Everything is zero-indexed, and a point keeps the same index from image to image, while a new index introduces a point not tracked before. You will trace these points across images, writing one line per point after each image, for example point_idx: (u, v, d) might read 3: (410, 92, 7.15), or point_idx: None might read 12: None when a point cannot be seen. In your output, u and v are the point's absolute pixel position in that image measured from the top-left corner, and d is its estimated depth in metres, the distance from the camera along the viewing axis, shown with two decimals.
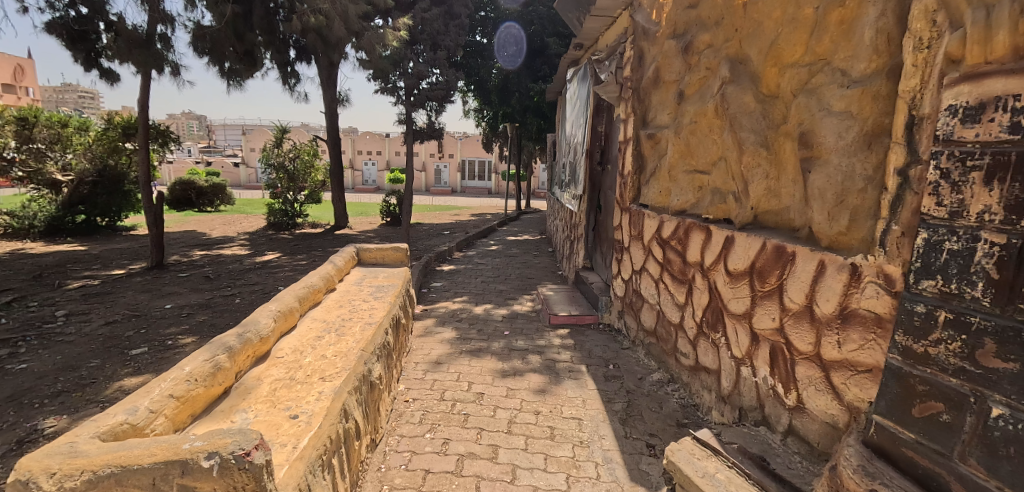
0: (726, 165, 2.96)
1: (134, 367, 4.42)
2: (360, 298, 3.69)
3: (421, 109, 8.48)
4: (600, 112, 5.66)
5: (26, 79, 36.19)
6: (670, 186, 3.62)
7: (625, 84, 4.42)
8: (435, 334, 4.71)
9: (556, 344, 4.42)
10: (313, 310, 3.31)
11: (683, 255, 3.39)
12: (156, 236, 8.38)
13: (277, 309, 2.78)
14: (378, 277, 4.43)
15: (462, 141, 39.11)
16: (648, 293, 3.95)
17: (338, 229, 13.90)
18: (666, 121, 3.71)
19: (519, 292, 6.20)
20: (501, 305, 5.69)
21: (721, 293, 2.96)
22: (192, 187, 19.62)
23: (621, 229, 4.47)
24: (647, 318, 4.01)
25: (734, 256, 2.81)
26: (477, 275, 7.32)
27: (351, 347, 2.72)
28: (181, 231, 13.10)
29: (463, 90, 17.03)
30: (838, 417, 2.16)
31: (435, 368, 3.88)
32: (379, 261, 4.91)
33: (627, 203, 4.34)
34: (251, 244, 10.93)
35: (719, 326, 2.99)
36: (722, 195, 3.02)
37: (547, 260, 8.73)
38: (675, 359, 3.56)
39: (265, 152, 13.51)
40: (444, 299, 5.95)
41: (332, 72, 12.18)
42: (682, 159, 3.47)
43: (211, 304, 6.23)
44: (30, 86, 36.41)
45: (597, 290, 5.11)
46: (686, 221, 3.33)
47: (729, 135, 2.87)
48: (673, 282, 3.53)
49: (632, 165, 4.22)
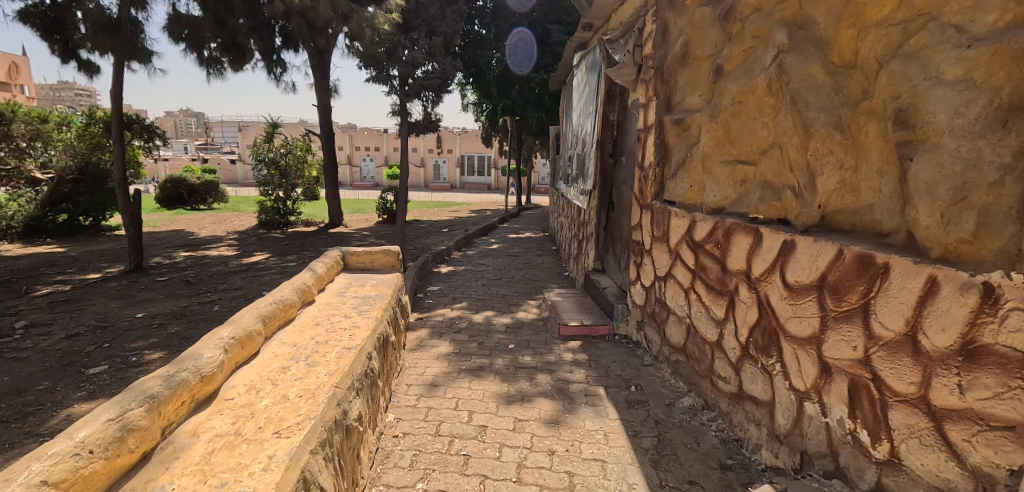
0: (782, 153, 2.41)
1: (89, 390, 3.89)
2: (342, 314, 3.14)
3: (416, 99, 7.81)
4: (612, 99, 5.11)
5: (20, 76, 35.52)
6: (702, 180, 3.08)
7: (645, 64, 3.86)
8: (431, 348, 4.16)
9: (568, 360, 3.88)
10: (282, 331, 2.78)
11: (721, 261, 2.85)
12: (134, 237, 7.81)
13: (231, 335, 2.25)
14: (365, 285, 3.88)
15: (461, 136, 38.56)
16: (676, 304, 3.42)
17: (333, 228, 13.34)
18: (698, 104, 3.15)
19: (523, 297, 5.65)
20: (504, 312, 5.15)
21: (776, 311, 2.42)
22: (184, 185, 18.98)
23: (641, 229, 3.93)
24: (674, 332, 3.48)
25: (796, 266, 2.26)
26: (478, 277, 6.77)
27: (320, 383, 2.18)
28: (168, 231, 12.55)
29: (462, 83, 16.46)
30: (955, 483, 1.66)
31: (430, 393, 3.35)
32: (368, 266, 4.38)
33: (648, 199, 3.80)
34: (240, 244, 10.39)
35: (773, 349, 2.46)
36: (774, 191, 2.48)
37: (552, 260, 8.18)
38: (711, 383, 3.03)
39: (255, 147, 12.98)
40: (442, 305, 5.40)
41: (323, 61, 11.65)
42: (719, 147, 2.91)
43: (187, 312, 5.70)
44: (24, 83, 35.83)
45: (612, 296, 4.56)
46: (726, 221, 2.78)
47: (786, 116, 2.33)
48: (708, 293, 3.00)
49: (654, 156, 3.67)
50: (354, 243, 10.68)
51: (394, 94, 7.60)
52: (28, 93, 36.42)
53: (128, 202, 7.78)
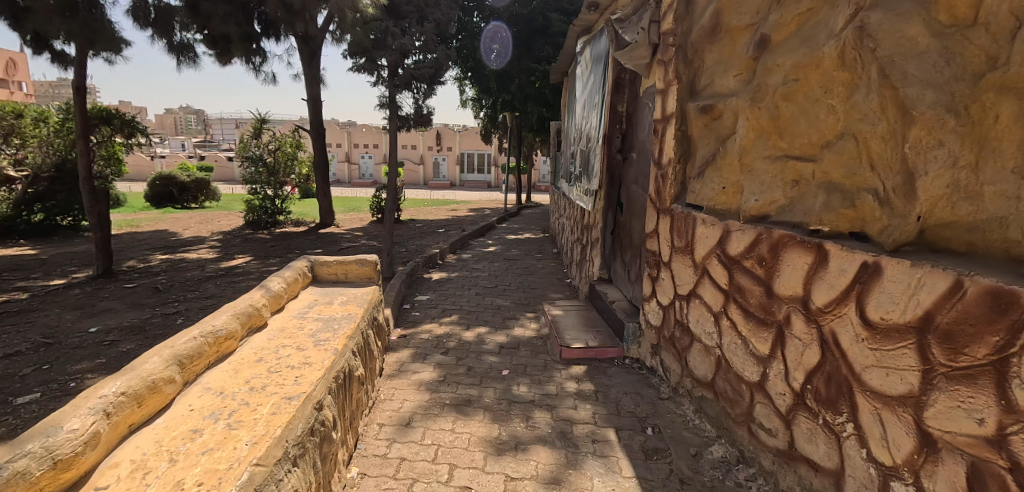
0: (860, 144, 1.84)
1: (9, 427, 3.30)
2: (296, 343, 2.55)
3: (406, 91, 7.18)
4: (620, 89, 4.54)
5: (19, 73, 34.73)
6: (736, 180, 2.51)
7: (664, 41, 3.27)
8: (412, 374, 3.56)
9: (573, 391, 3.28)
10: (211, 371, 2.19)
11: (767, 283, 2.27)
12: (101, 239, 7.20)
13: (121, 392, 1.67)
14: (332, 303, 3.27)
15: (461, 133, 37.88)
16: (702, 330, 2.83)
17: (324, 228, 12.73)
18: (734, 86, 2.58)
19: (520, 310, 5.05)
20: (498, 327, 4.54)
21: (848, 354, 1.86)
22: (174, 183, 18.51)
23: (658, 237, 3.33)
24: (699, 363, 2.89)
25: (881, 299, 1.69)
26: (472, 285, 6.17)
27: (233, 462, 1.59)
28: (150, 230, 11.94)
29: (460, 77, 15.88)
30: None
31: (405, 438, 2.74)
32: (340, 278, 3.78)
33: (667, 202, 3.20)
34: (222, 246, 9.79)
35: (845, 405, 1.88)
36: (844, 195, 1.92)
37: (553, 265, 7.59)
38: (749, 433, 2.44)
39: (242, 143, 12.32)
40: (428, 319, 4.78)
41: (312, 51, 11.10)
42: (762, 139, 2.35)
43: (147, 326, 5.11)
44: (24, 81, 35.19)
45: (622, 312, 3.96)
46: (773, 233, 2.21)
47: (867, 95, 1.77)
48: (748, 321, 2.42)
49: (675, 150, 3.08)
50: (343, 244, 10.07)
51: (381, 85, 6.99)
52: (28, 89, 35.69)
53: (94, 201, 7.13)
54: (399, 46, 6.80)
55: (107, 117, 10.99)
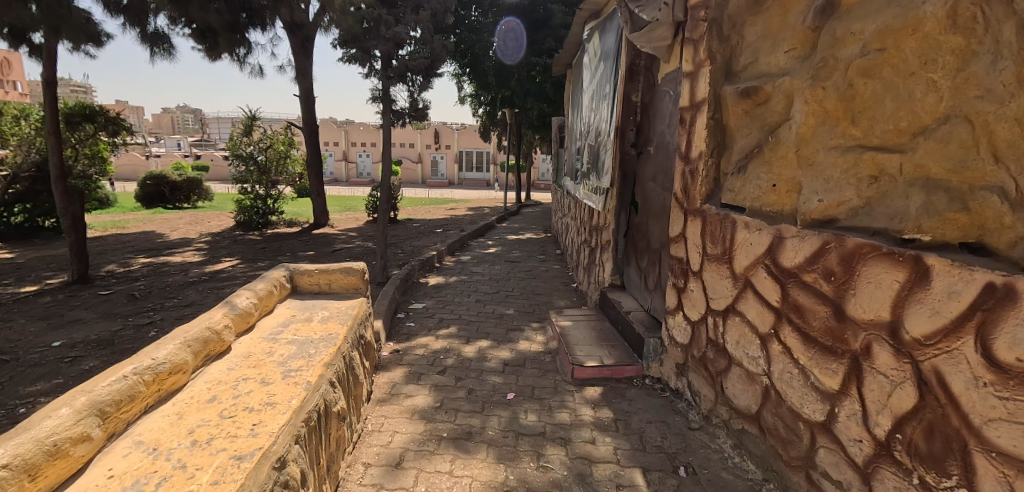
0: (979, 128, 1.46)
1: None
2: (261, 375, 2.12)
3: (401, 84, 6.69)
4: (633, 77, 4.11)
5: (14, 72, 34.11)
6: (791, 176, 2.08)
7: (693, 15, 2.83)
8: (404, 399, 3.11)
9: (589, 420, 2.86)
10: (148, 418, 1.75)
11: (837, 301, 1.85)
12: (75, 242, 6.74)
13: (2, 466, 1.24)
14: (311, 320, 2.83)
15: (460, 131, 37.38)
16: (743, 354, 2.40)
17: (317, 229, 12.25)
18: (785, 65, 2.17)
19: (525, 319, 4.61)
20: (502, 340, 4.10)
21: (962, 401, 1.46)
22: (165, 182, 17.99)
23: (685, 241, 2.90)
24: (739, 391, 2.46)
25: (1021, 333, 1.29)
26: (471, 290, 5.74)
27: None
28: (136, 232, 11.45)
29: (459, 73, 15.32)
30: None
31: (394, 484, 2.30)
32: (322, 289, 3.34)
33: (696, 201, 2.78)
34: (210, 248, 9.31)
35: (960, 465, 1.47)
36: (951, 195, 1.52)
37: (557, 267, 7.16)
38: (810, 482, 2.03)
39: (231, 141, 11.76)
40: (424, 331, 4.33)
41: (303, 44, 10.63)
42: (825, 126, 1.93)
43: (115, 339, 4.65)
44: (19, 80, 34.61)
45: (640, 325, 3.54)
46: (846, 241, 1.79)
47: (998, 64, 1.40)
48: (810, 348, 2.00)
49: (707, 142, 2.65)
50: (335, 245, 9.63)
51: (374, 77, 6.50)
52: (22, 89, 35.10)
53: (69, 202, 6.67)
54: (393, 34, 6.27)
55: (90, 113, 10.40)
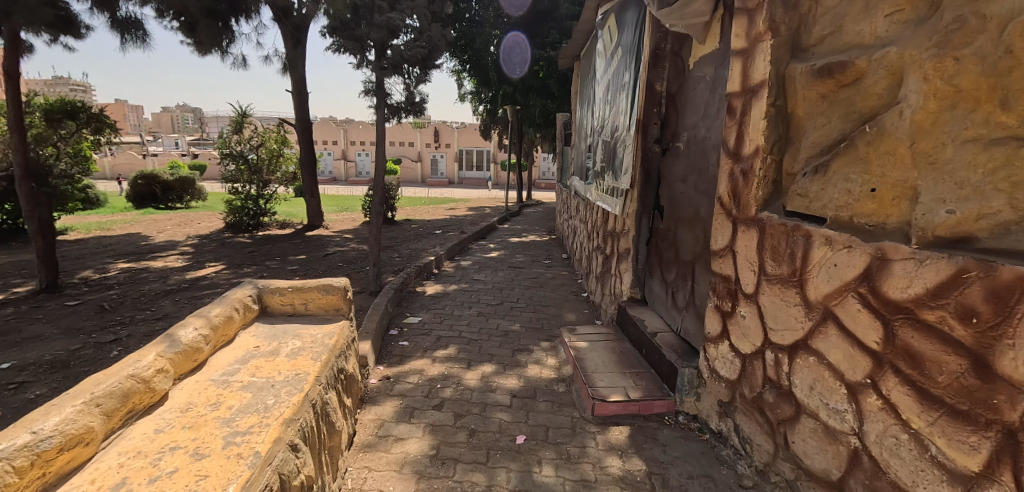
0: None
1: None
2: (194, 443, 1.61)
3: (397, 75, 6.11)
4: (658, 63, 3.58)
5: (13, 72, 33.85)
6: (901, 178, 1.57)
7: None
8: (394, 445, 2.59)
9: (616, 476, 2.34)
10: None
11: (983, 352, 1.34)
12: (43, 248, 6.22)
13: None
14: (277, 355, 2.30)
15: (459, 130, 36.83)
16: (821, 405, 1.89)
17: (311, 230, 11.72)
18: (885, 32, 1.66)
19: (533, 338, 4.09)
20: (508, 364, 3.58)
21: None
22: (157, 182, 17.48)
23: (733, 256, 2.38)
24: (812, 450, 1.94)
25: None
26: (472, 301, 5.22)
27: None
28: (121, 234, 10.92)
29: (459, 69, 14.89)
30: None
31: None
32: (296, 312, 2.82)
33: (749, 209, 2.25)
34: (195, 252, 8.80)
35: None
36: None
37: (564, 274, 6.62)
38: None
39: (221, 139, 11.28)
40: (419, 353, 3.81)
41: (297, 35, 10.13)
42: (957, 110, 1.43)
43: (72, 360, 4.14)
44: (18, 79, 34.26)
45: (670, 351, 3.01)
46: (1000, 270, 1.28)
47: None
48: (932, 411, 1.49)
49: (766, 134, 2.12)
50: (329, 249, 9.11)
51: (365, 68, 5.96)
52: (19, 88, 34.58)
53: (35, 205, 6.18)
54: (386, 21, 5.79)
55: (71, 110, 9.89)
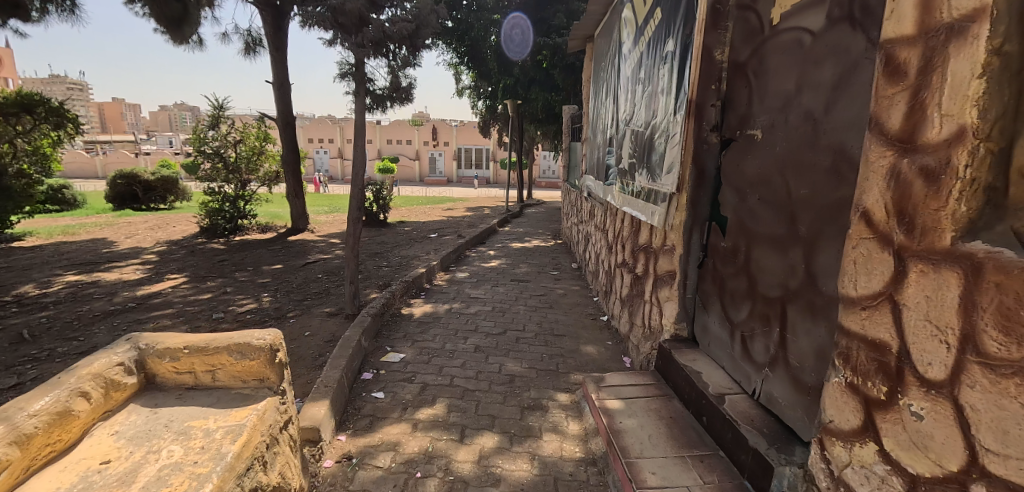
0: None
1: None
2: None
3: (380, 54, 5.10)
4: (719, 22, 2.63)
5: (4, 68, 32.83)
6: None
7: None
8: None
9: None
10: None
11: None
12: None
13: None
14: (129, 485, 1.36)
15: (458, 127, 35.73)
16: None
17: (294, 235, 10.71)
18: None
19: (546, 388, 3.14)
20: (515, 434, 2.63)
21: None
22: (137, 181, 16.35)
23: (900, 310, 1.44)
24: None
25: None
26: (469, 330, 4.26)
27: None
28: (84, 240, 9.92)
29: (457, 61, 13.98)
30: None
31: None
32: (196, 388, 1.87)
33: (942, 236, 1.31)
34: (158, 261, 7.82)
35: None
36: None
37: (576, 290, 5.67)
38: None
39: (194, 134, 10.04)
40: (397, 412, 2.85)
41: (276, 17, 9.18)
42: None
43: None
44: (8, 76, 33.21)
45: (753, 431, 2.08)
46: None
47: None
48: None
49: (995, 105, 1.20)
50: (310, 257, 8.13)
51: (340, 45, 4.96)
52: (10, 87, 33.38)
53: None
54: None
55: (29, 104, 8.51)
